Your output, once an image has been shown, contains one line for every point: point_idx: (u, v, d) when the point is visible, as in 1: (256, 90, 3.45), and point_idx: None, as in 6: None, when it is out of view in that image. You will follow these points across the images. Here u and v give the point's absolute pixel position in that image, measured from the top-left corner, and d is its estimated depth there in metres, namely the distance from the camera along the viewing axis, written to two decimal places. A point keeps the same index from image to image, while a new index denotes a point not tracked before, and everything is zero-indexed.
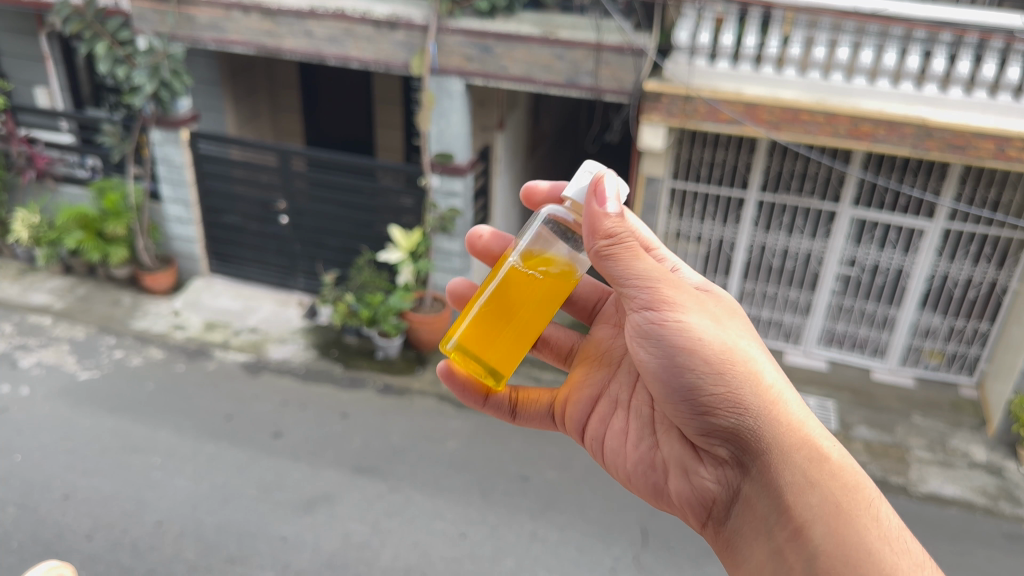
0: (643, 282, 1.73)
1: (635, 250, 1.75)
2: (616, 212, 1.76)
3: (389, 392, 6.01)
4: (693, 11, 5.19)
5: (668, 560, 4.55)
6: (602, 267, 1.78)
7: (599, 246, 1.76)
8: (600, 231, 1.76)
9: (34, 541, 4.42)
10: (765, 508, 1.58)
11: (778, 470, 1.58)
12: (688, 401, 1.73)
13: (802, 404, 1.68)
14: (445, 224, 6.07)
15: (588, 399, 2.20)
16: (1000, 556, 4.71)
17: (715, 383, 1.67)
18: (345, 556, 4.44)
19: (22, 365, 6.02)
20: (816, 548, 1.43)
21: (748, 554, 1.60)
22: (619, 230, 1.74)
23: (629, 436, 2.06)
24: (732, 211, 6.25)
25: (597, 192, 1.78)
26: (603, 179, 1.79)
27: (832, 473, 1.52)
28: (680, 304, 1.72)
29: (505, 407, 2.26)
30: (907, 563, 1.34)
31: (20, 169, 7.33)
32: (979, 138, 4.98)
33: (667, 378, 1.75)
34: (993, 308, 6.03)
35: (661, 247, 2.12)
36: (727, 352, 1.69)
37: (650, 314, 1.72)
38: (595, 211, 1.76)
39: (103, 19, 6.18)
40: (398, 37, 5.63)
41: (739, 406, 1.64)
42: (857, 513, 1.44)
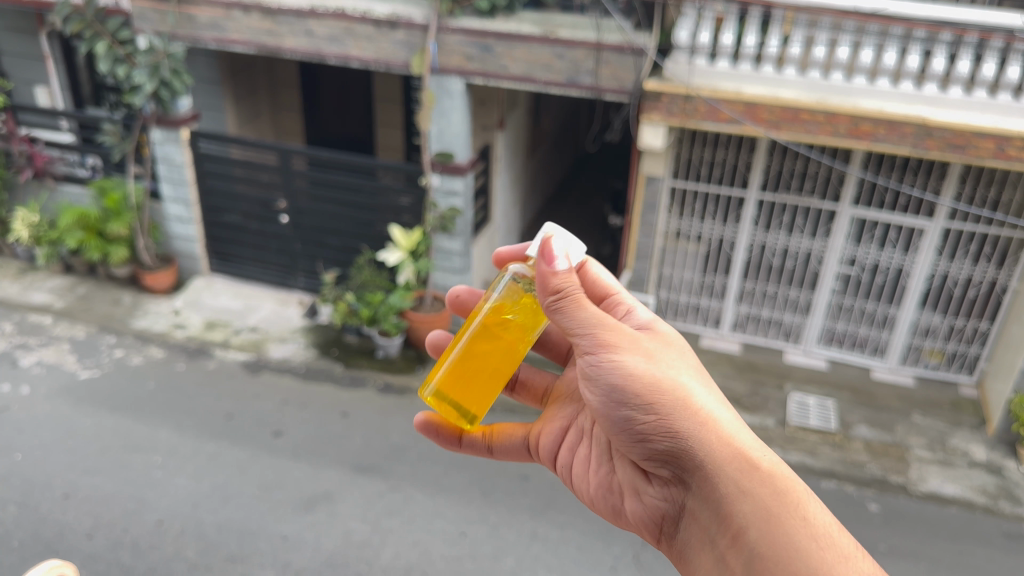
0: (585, 329, 1.74)
1: (578, 299, 1.77)
2: (564, 268, 1.80)
3: (390, 392, 6.02)
4: (694, 11, 5.18)
5: (668, 559, 4.55)
6: (552, 321, 1.80)
7: (547, 302, 1.80)
8: (547, 290, 1.80)
9: (35, 540, 4.42)
10: (704, 519, 1.53)
11: (710, 483, 1.53)
12: (627, 431, 1.70)
13: (738, 421, 1.64)
14: (445, 223, 6.11)
15: (558, 429, 2.14)
16: (1000, 555, 4.72)
17: (647, 412, 1.65)
18: (345, 554, 4.45)
19: (22, 364, 6.03)
20: (753, 550, 1.38)
21: (695, 566, 1.54)
22: (566, 285, 1.78)
23: (591, 464, 2.00)
24: (732, 210, 6.25)
25: (545, 253, 1.81)
26: (552, 240, 1.83)
27: (762, 480, 1.47)
28: (618, 343, 1.73)
29: (479, 444, 2.17)
30: (833, 558, 1.30)
31: (20, 168, 7.33)
32: (979, 137, 4.98)
33: (608, 415, 1.73)
34: (993, 307, 6.03)
35: (621, 291, 2.07)
36: (658, 381, 1.67)
37: (591, 356, 1.73)
38: (544, 270, 1.79)
39: (104, 18, 6.18)
40: (398, 37, 5.63)
41: (671, 432, 1.62)
42: (787, 515, 1.39)
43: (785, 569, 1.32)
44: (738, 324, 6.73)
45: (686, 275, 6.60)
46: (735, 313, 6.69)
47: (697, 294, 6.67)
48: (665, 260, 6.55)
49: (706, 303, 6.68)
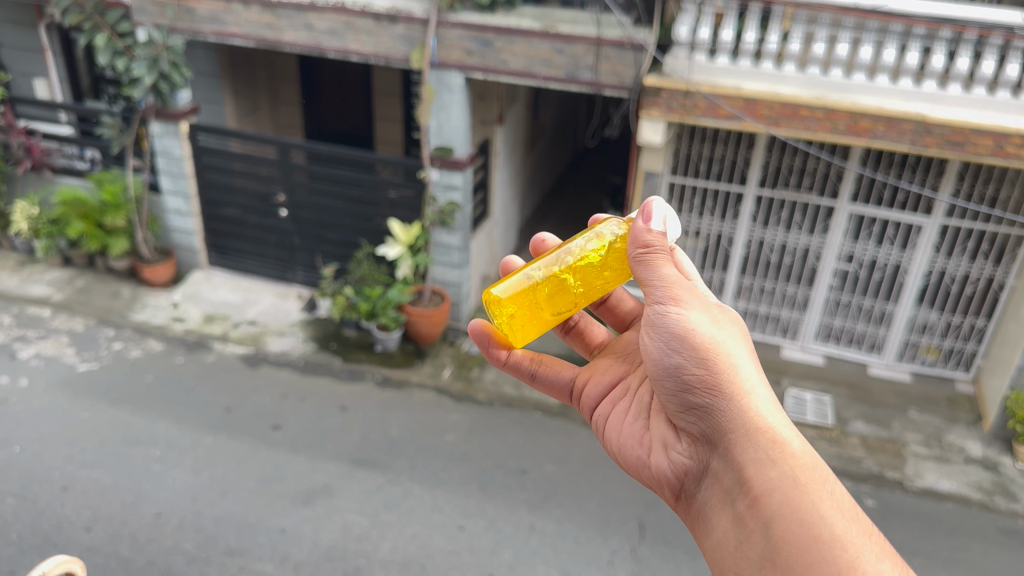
0: (660, 282, 1.75)
1: (661, 259, 1.79)
2: (659, 231, 1.86)
3: (388, 385, 6.04)
4: (694, 6, 5.16)
5: (666, 554, 4.57)
6: (634, 271, 1.83)
7: (635, 253, 1.85)
8: (637, 242, 1.86)
9: (34, 532, 4.43)
10: (729, 479, 1.52)
11: (743, 445, 1.52)
12: (673, 378, 1.69)
13: (774, 398, 1.63)
14: (445, 218, 6.13)
15: (606, 381, 2.19)
16: (994, 551, 4.74)
17: (698, 367, 1.64)
18: (344, 547, 4.46)
19: (21, 357, 6.03)
20: (772, 514, 1.38)
21: (712, 524, 1.53)
22: (655, 243, 1.83)
23: (627, 418, 2.02)
24: (730, 206, 6.26)
25: (645, 211, 1.89)
26: (654, 203, 1.90)
27: (792, 451, 1.46)
28: (688, 300, 1.73)
29: (524, 367, 2.26)
30: (855, 531, 1.30)
31: (19, 160, 7.29)
32: (978, 134, 5.00)
33: (657, 366, 1.73)
34: (990, 304, 6.06)
35: (694, 270, 2.02)
36: (714, 341, 1.67)
37: (659, 305, 1.73)
38: (638, 226, 1.87)
39: (104, 11, 6.16)
40: (399, 31, 5.62)
41: (716, 390, 1.61)
42: (815, 484, 1.39)
43: (806, 537, 1.31)
44: None
45: None
46: (733, 309, 6.70)
47: None
48: None
49: None
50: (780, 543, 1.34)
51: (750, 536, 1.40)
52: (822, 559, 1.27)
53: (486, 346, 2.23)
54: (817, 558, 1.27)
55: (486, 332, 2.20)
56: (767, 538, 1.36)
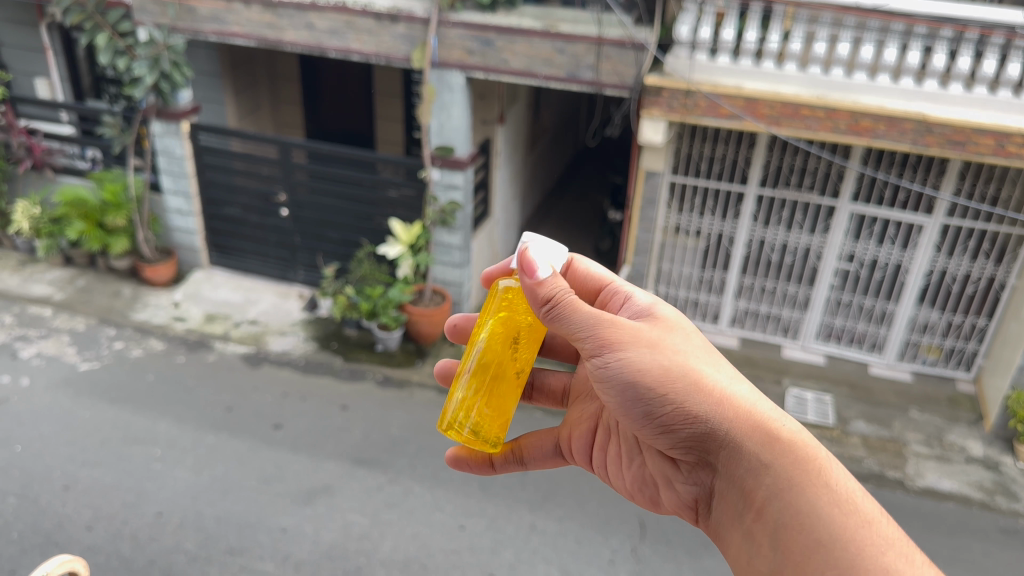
0: (586, 331, 1.71)
1: (572, 304, 1.73)
2: (548, 276, 1.76)
3: (389, 384, 6.04)
4: (695, 5, 5.15)
5: (666, 554, 4.57)
6: (551, 328, 1.76)
7: (541, 312, 1.76)
8: (538, 299, 1.76)
9: (35, 531, 4.44)
10: (731, 497, 1.54)
11: (735, 463, 1.53)
12: (645, 419, 1.68)
13: (754, 392, 1.64)
14: (445, 217, 6.14)
15: (589, 429, 2.16)
16: (995, 550, 4.74)
17: (661, 402, 1.64)
18: (345, 547, 4.47)
19: (22, 356, 6.03)
20: (780, 523, 1.39)
21: (727, 543, 1.55)
22: (557, 291, 1.74)
23: (623, 461, 2.03)
24: (731, 206, 6.26)
25: (524, 264, 1.76)
26: (529, 250, 1.78)
27: (784, 452, 1.47)
28: (620, 339, 1.69)
29: (512, 458, 2.17)
30: (861, 521, 1.31)
31: (20, 159, 7.30)
32: (979, 133, 4.99)
33: (626, 412, 1.71)
34: (991, 303, 6.06)
35: (618, 280, 2.03)
36: (665, 368, 1.65)
37: (597, 357, 1.70)
38: (528, 283, 1.75)
39: (104, 10, 6.16)
40: (399, 30, 5.62)
41: (689, 417, 1.61)
42: (813, 482, 1.40)
43: (810, 540, 1.33)
44: (737, 319, 6.74)
45: (685, 270, 6.59)
46: (734, 308, 6.69)
47: (696, 289, 6.67)
48: (664, 255, 6.56)
49: (706, 298, 6.68)
50: (789, 552, 1.35)
51: (760, 551, 1.42)
52: (827, 560, 1.28)
53: (469, 466, 2.17)
54: (824, 560, 1.29)
55: (462, 454, 2.16)
56: (778, 551, 1.38)
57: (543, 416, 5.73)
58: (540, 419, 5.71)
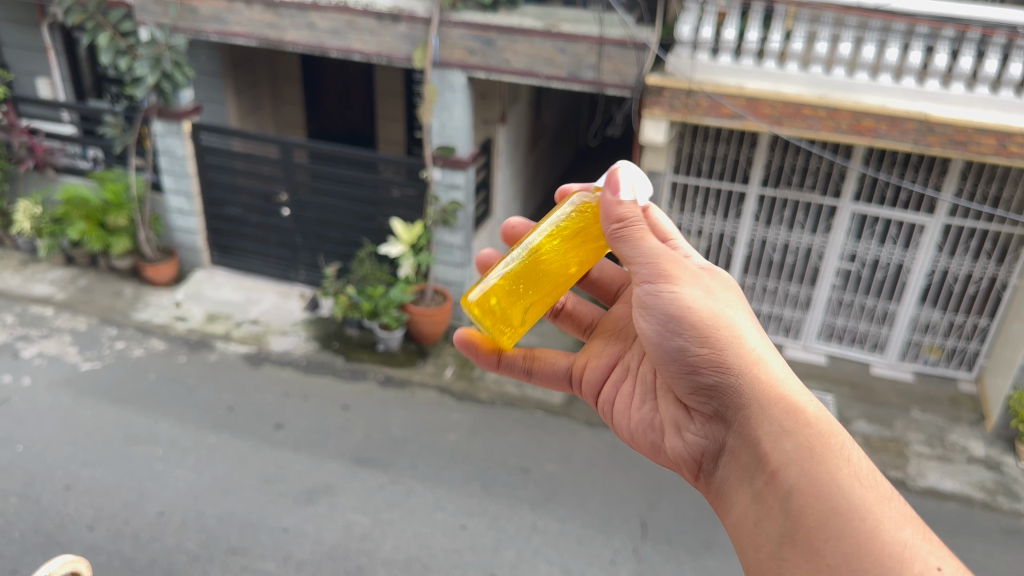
0: (645, 259, 1.72)
1: (640, 231, 1.76)
2: (628, 200, 1.81)
3: (391, 384, 6.04)
4: (697, 6, 5.14)
5: (668, 553, 4.57)
6: (613, 249, 1.80)
7: (612, 230, 1.80)
8: (611, 218, 1.82)
9: (36, 531, 4.44)
10: (744, 457, 1.52)
11: (756, 419, 1.51)
12: (679, 360, 1.67)
13: (784, 366, 1.61)
14: (446, 218, 6.15)
15: (606, 365, 2.16)
16: (997, 550, 4.74)
17: (701, 343, 1.62)
18: (346, 546, 4.47)
19: (23, 356, 6.04)
20: (792, 487, 1.37)
21: (732, 502, 1.52)
22: (630, 215, 1.78)
23: (633, 399, 2.00)
24: (732, 206, 6.25)
25: (610, 183, 1.84)
26: (619, 170, 1.85)
27: (808, 421, 1.44)
28: (676, 274, 1.69)
29: (518, 365, 2.18)
30: (876, 497, 1.29)
31: (21, 159, 7.30)
32: (980, 133, 4.99)
33: (658, 346, 1.70)
34: (993, 303, 6.06)
35: (679, 239, 1.87)
36: (711, 317, 1.64)
37: (647, 285, 1.70)
38: (608, 200, 1.83)
39: (106, 10, 6.16)
40: (400, 30, 5.62)
41: (723, 366, 1.59)
42: (833, 450, 1.38)
43: (824, 506, 1.31)
44: None
45: None
46: None
47: None
48: None
49: None
50: (800, 517, 1.33)
51: (769, 512, 1.40)
52: (841, 528, 1.27)
53: (477, 354, 2.15)
54: (837, 527, 1.27)
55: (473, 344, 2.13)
56: (787, 515, 1.36)
57: (545, 416, 5.73)
58: (541, 419, 5.71)
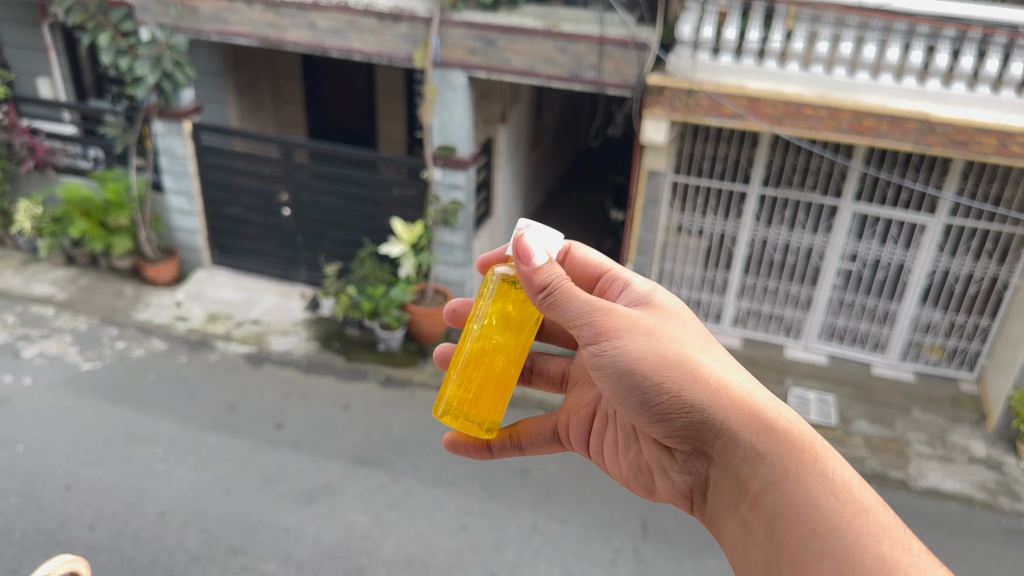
0: (583, 318, 1.69)
1: (567, 291, 1.71)
2: (544, 263, 1.74)
3: (391, 384, 6.04)
4: (697, 5, 5.14)
5: (669, 553, 4.57)
6: (549, 316, 1.75)
7: (539, 299, 1.75)
8: (534, 287, 1.75)
9: (37, 530, 4.44)
10: (727, 486, 1.51)
11: (729, 451, 1.51)
12: (644, 409, 1.66)
13: (751, 382, 1.61)
14: (447, 217, 6.15)
15: (586, 416, 2.16)
16: (998, 550, 4.73)
17: (657, 389, 1.62)
18: (347, 546, 4.47)
19: (24, 356, 6.04)
20: (775, 513, 1.36)
21: (723, 533, 1.52)
22: (551, 280, 1.72)
23: (618, 449, 2.03)
24: (733, 206, 6.25)
25: (521, 252, 1.75)
26: (524, 237, 1.76)
27: (780, 442, 1.43)
28: (617, 327, 1.67)
29: (509, 446, 2.14)
30: (856, 510, 1.27)
31: (22, 159, 7.31)
32: (982, 133, 4.98)
33: (622, 400, 1.70)
34: (994, 303, 6.05)
35: (615, 267, 2.02)
36: (663, 356, 1.63)
37: (593, 345, 1.69)
38: (525, 271, 1.74)
39: (107, 10, 6.16)
40: (401, 30, 5.61)
41: (685, 407, 1.59)
42: (809, 471, 1.37)
43: (806, 529, 1.29)
44: (739, 319, 6.73)
45: (687, 270, 6.58)
46: (736, 308, 6.69)
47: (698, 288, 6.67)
48: (666, 254, 6.55)
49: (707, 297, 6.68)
50: (785, 542, 1.32)
51: (757, 541, 1.38)
52: (824, 549, 1.25)
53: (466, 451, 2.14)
54: (821, 549, 1.25)
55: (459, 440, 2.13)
56: (773, 539, 1.35)
57: (546, 416, 5.73)
58: None
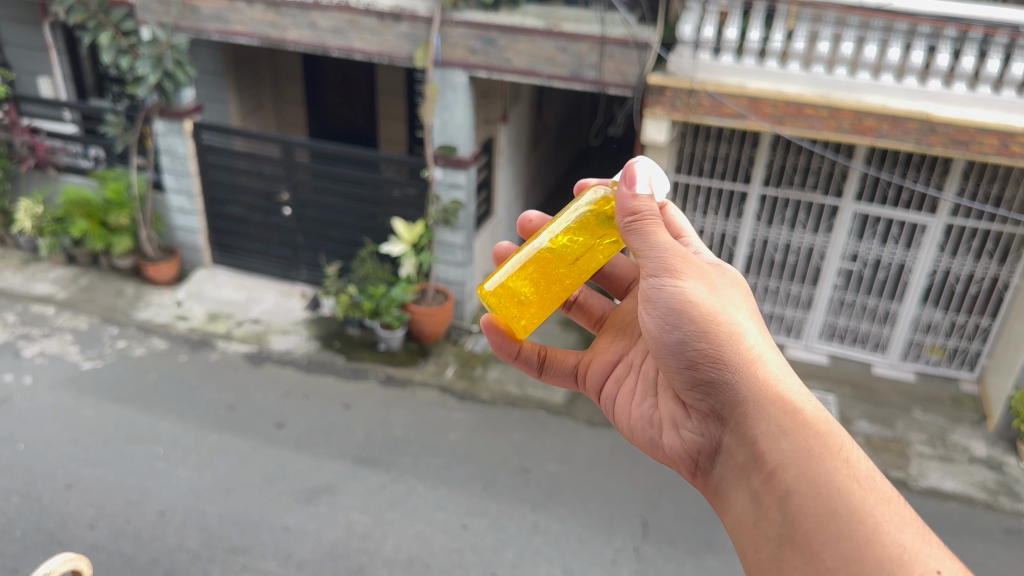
0: (655, 253, 1.69)
1: (653, 225, 1.73)
2: (644, 194, 1.77)
3: (392, 383, 6.04)
4: (698, 5, 5.15)
5: (669, 553, 4.57)
6: (625, 241, 1.76)
7: (624, 222, 1.76)
8: (624, 211, 1.77)
9: (38, 530, 4.44)
10: (741, 456, 1.50)
11: (752, 417, 1.49)
12: (681, 355, 1.64)
13: (782, 362, 1.59)
14: (448, 217, 6.15)
15: (607, 363, 2.15)
16: (999, 550, 4.73)
17: (700, 341, 1.61)
18: (348, 546, 4.47)
19: (25, 355, 6.04)
20: (790, 488, 1.34)
21: (730, 500, 1.50)
22: (643, 208, 1.75)
23: (634, 396, 1.99)
24: (734, 206, 6.25)
25: (626, 177, 1.80)
26: (636, 164, 1.82)
27: (804, 419, 1.42)
28: (685, 270, 1.67)
29: (533, 358, 2.15)
30: (876, 499, 1.26)
31: (22, 158, 7.30)
32: (983, 133, 4.98)
33: (661, 342, 1.68)
34: (995, 303, 6.04)
35: (692, 235, 1.96)
36: (721, 314, 1.62)
37: (654, 279, 1.68)
38: (624, 193, 1.78)
39: (107, 9, 6.15)
40: (402, 29, 5.61)
41: (719, 361, 1.57)
42: (829, 452, 1.35)
43: (822, 508, 1.28)
44: None
45: None
46: None
47: None
48: None
49: None
50: (798, 518, 1.31)
51: (767, 512, 1.37)
52: (840, 529, 1.24)
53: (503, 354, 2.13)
54: (836, 530, 1.24)
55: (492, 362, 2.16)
56: (785, 514, 1.33)
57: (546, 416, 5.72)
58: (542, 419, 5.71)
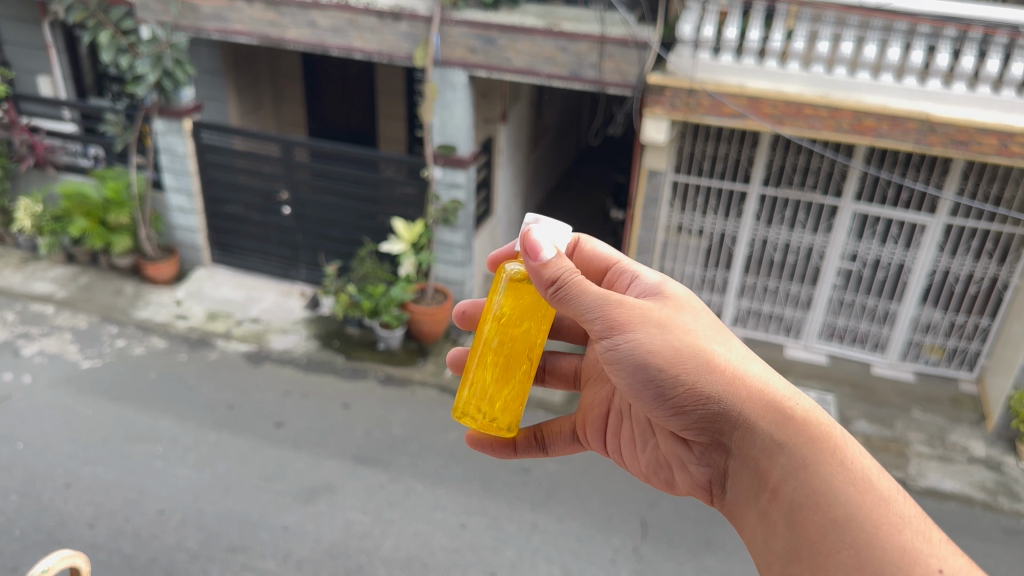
0: (594, 312, 1.65)
1: (578, 287, 1.67)
2: (553, 257, 1.70)
3: (391, 382, 6.04)
4: (698, 5, 5.15)
5: (668, 553, 4.57)
6: (560, 310, 1.71)
7: (548, 294, 1.70)
8: (544, 282, 1.71)
9: (37, 528, 4.44)
10: (743, 482, 1.49)
11: (747, 442, 1.48)
12: (657, 399, 1.61)
13: (765, 369, 1.58)
14: (448, 216, 6.16)
15: (601, 414, 2.12)
16: (998, 550, 4.74)
17: (672, 382, 1.57)
18: (347, 545, 4.47)
19: (24, 354, 6.04)
20: (793, 504, 1.34)
21: (742, 524, 1.50)
22: (562, 274, 1.68)
23: (637, 442, 1.99)
24: (733, 205, 6.25)
25: (528, 247, 1.71)
26: (530, 232, 1.73)
27: (796, 433, 1.41)
28: (628, 320, 1.62)
29: (535, 446, 2.13)
30: (876, 500, 1.27)
31: (21, 157, 7.29)
32: (982, 133, 4.98)
33: (636, 394, 1.65)
34: (994, 303, 6.05)
35: (625, 259, 1.96)
36: (678, 347, 1.59)
37: (606, 340, 1.64)
38: (534, 266, 1.71)
39: (107, 8, 6.15)
40: (401, 28, 5.61)
41: (701, 397, 1.55)
42: (827, 461, 1.35)
43: (826, 519, 1.28)
44: (739, 319, 6.73)
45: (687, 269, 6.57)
46: (736, 307, 6.68)
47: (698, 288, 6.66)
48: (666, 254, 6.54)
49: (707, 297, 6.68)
50: (805, 535, 1.31)
51: (776, 532, 1.37)
52: (842, 538, 1.25)
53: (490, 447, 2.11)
54: (840, 539, 1.25)
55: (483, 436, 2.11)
56: (792, 530, 1.33)
57: (545, 415, 5.72)
58: (542, 418, 5.71)
